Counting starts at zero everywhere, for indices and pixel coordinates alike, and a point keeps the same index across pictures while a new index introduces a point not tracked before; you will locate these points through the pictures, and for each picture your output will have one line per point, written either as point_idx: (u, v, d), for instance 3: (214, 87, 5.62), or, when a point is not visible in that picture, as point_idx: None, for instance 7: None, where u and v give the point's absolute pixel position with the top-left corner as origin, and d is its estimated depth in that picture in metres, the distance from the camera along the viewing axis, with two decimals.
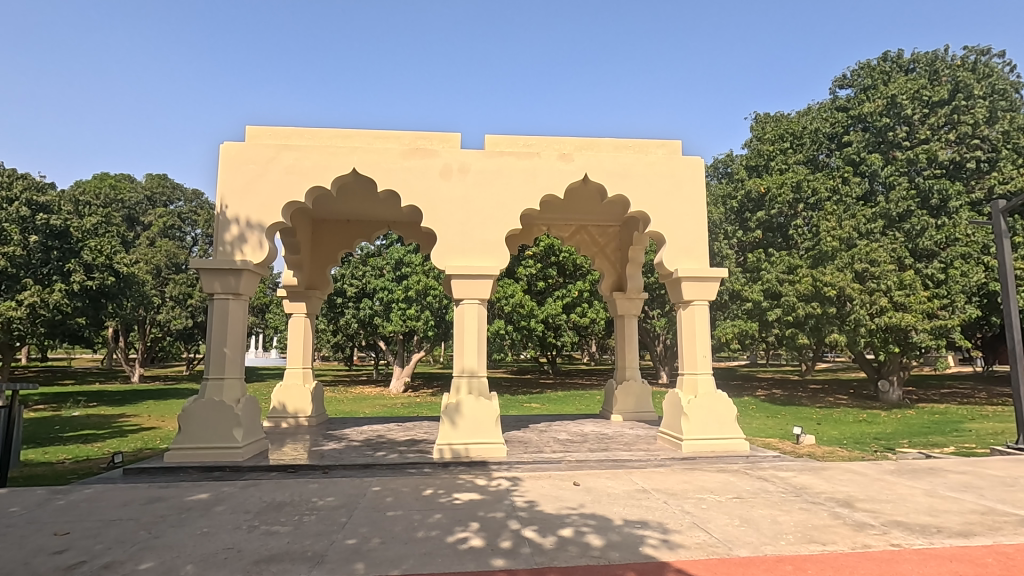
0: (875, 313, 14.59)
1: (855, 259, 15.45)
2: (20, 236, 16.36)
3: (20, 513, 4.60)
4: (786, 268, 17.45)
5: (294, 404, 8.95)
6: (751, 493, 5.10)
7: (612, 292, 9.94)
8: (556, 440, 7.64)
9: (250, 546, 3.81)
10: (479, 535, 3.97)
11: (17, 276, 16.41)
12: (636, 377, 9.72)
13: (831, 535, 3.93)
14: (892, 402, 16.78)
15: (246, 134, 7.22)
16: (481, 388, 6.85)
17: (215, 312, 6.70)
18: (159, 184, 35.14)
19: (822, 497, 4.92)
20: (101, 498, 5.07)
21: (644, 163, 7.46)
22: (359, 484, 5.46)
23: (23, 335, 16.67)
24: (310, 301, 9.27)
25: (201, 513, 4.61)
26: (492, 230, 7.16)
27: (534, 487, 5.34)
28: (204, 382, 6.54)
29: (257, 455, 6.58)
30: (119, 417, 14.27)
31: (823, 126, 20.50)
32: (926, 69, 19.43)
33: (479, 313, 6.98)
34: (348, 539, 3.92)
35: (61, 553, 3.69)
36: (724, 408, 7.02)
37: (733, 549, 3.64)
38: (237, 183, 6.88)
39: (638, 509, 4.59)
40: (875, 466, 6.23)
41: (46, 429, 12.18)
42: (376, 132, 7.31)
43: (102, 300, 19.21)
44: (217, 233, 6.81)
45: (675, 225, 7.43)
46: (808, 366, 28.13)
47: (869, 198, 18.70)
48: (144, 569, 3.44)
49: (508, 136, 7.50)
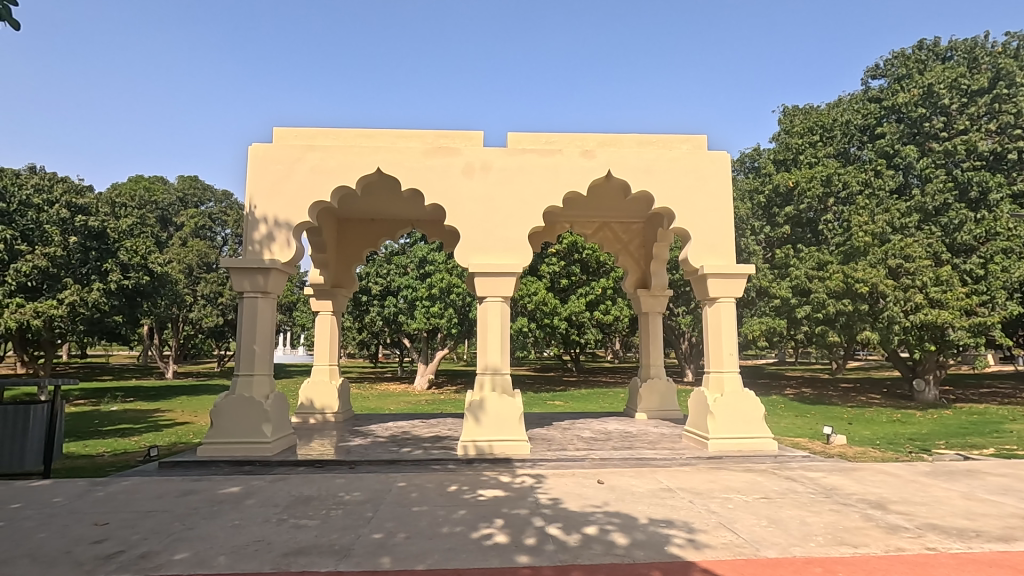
0: (910, 310, 14.07)
1: (889, 254, 14.99)
2: (60, 237, 17.09)
3: (62, 503, 4.79)
4: (817, 264, 17.14)
5: (321, 400, 9.10)
6: (778, 493, 5.01)
7: (636, 289, 9.83)
8: (580, 439, 7.59)
9: (278, 539, 3.91)
10: (504, 531, 3.99)
11: (59, 275, 17.06)
12: (661, 375, 9.62)
13: (863, 536, 3.85)
14: (928, 402, 16.27)
15: (273, 135, 7.36)
16: (505, 384, 6.89)
17: (245, 310, 6.85)
18: (191, 186, 35.83)
19: (853, 499, 4.81)
20: (137, 489, 5.28)
21: (668, 159, 7.37)
22: (384, 479, 5.54)
23: (65, 333, 17.01)
24: (336, 299, 9.39)
25: (232, 506, 4.73)
26: (514, 228, 7.16)
27: (558, 484, 5.34)
28: (235, 378, 6.68)
29: (286, 450, 6.74)
30: (155, 413, 14.73)
31: (854, 118, 19.87)
32: (964, 57, 18.66)
33: (502, 311, 6.98)
34: (375, 533, 3.98)
35: (100, 543, 3.83)
36: (752, 406, 6.90)
37: (761, 550, 3.60)
38: (264, 182, 7.01)
39: (663, 508, 4.56)
40: (910, 468, 6.07)
41: (88, 423, 12.70)
42: (399, 131, 7.35)
43: (138, 298, 19.77)
44: (246, 232, 6.97)
45: (701, 222, 7.32)
46: (839, 365, 27.48)
47: (903, 191, 18.06)
48: (179, 560, 3.54)
49: (531, 133, 7.48)
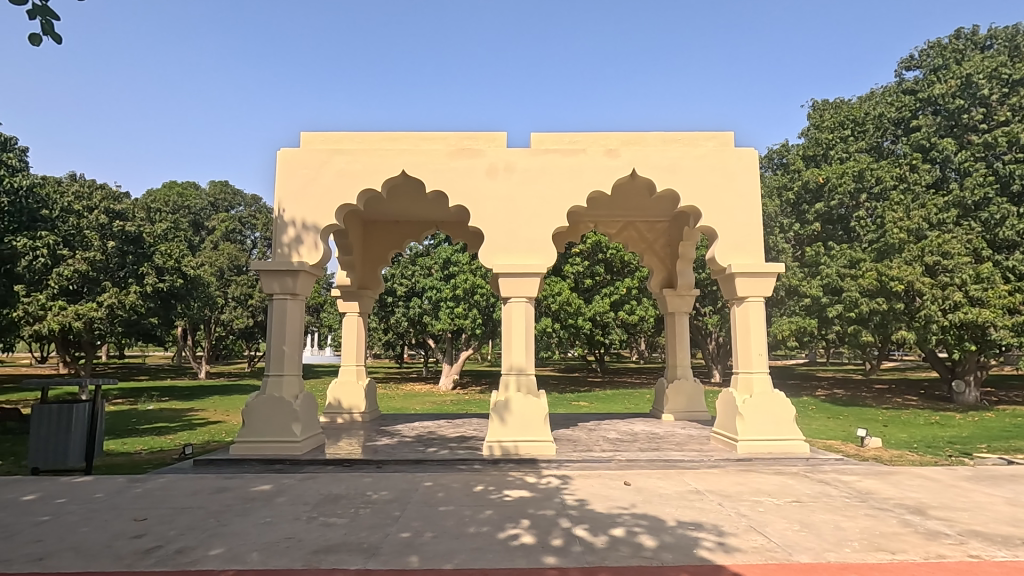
0: (949, 309, 13.55)
1: (926, 251, 14.48)
2: (99, 241, 17.75)
3: (103, 499, 4.97)
4: (849, 261, 16.73)
5: (349, 400, 9.23)
6: (811, 497, 4.90)
7: (662, 289, 9.74)
8: (606, 440, 7.54)
9: (308, 536, 3.98)
10: (530, 532, 3.98)
11: (98, 279, 17.73)
12: (688, 376, 9.49)
13: (900, 542, 3.73)
14: (968, 404, 15.71)
15: (300, 139, 7.50)
16: (530, 385, 6.88)
17: (275, 311, 7.00)
18: (222, 191, 36.75)
19: (890, 504, 4.66)
20: (173, 486, 5.44)
21: (693, 156, 7.27)
22: (411, 479, 5.59)
23: (104, 335, 17.58)
24: (362, 300, 9.52)
25: (264, 503, 4.84)
26: (537, 228, 7.15)
27: (584, 485, 5.32)
28: (266, 378, 6.84)
29: (315, 449, 6.86)
30: (189, 412, 15.15)
31: (887, 111, 19.29)
32: (1005, 45, 17.95)
33: (527, 311, 6.98)
34: (402, 532, 4.02)
35: (139, 537, 3.95)
36: (782, 408, 6.76)
37: (793, 555, 3.52)
38: (292, 186, 7.15)
39: (692, 510, 4.49)
40: (951, 472, 5.86)
41: (126, 421, 13.14)
42: (423, 134, 7.42)
43: (172, 301, 20.52)
44: (275, 235, 7.11)
45: (728, 220, 7.21)
46: (874, 365, 26.72)
47: (940, 185, 17.42)
48: (213, 555, 3.64)
49: (554, 133, 7.46)
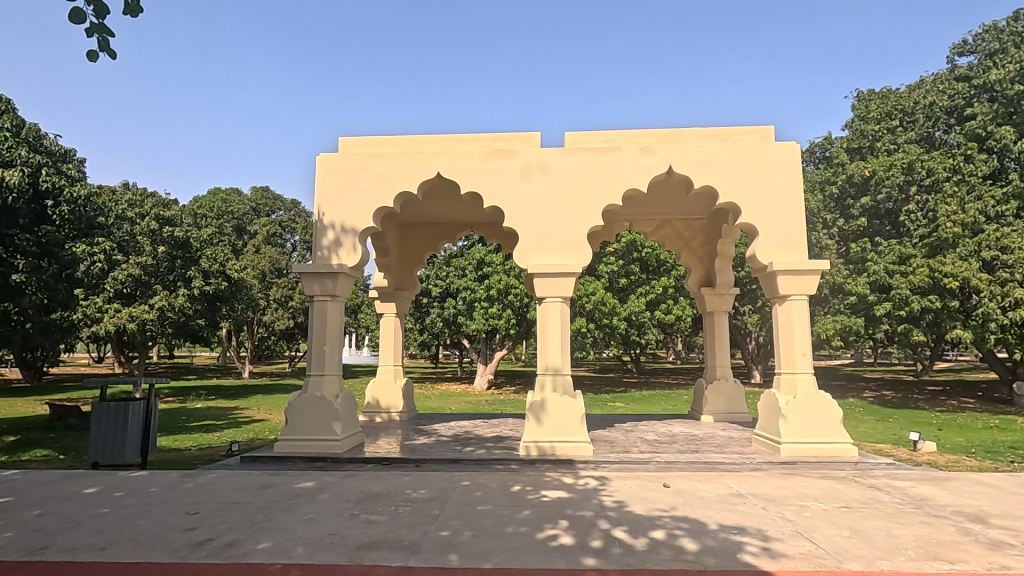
0: (1009, 307, 12.68)
1: (983, 245, 13.67)
2: (150, 247, 18.68)
3: (158, 493, 5.20)
4: (898, 257, 16.01)
5: (387, 399, 9.39)
6: (861, 503, 4.71)
7: (701, 288, 9.55)
8: (644, 441, 7.45)
9: (351, 533, 4.06)
10: (569, 533, 3.97)
11: (150, 283, 18.50)
12: (728, 376, 9.28)
13: (960, 552, 3.55)
14: None
15: (339, 144, 7.68)
16: (566, 385, 6.85)
17: (315, 312, 7.17)
18: (263, 196, 37.89)
19: (948, 511, 4.44)
20: (222, 482, 5.64)
21: (732, 151, 7.10)
22: (448, 478, 5.64)
23: (155, 335, 18.52)
24: (399, 301, 9.67)
25: (307, 500, 4.97)
26: (572, 228, 7.12)
27: (622, 487, 5.26)
28: (307, 378, 7.02)
29: (355, 448, 7.00)
30: (234, 410, 15.66)
31: (939, 99, 18.40)
32: None
33: (562, 311, 6.95)
34: (441, 531, 4.06)
35: (192, 530, 4.12)
36: (829, 410, 6.53)
37: (844, 562, 3.39)
38: (331, 190, 7.32)
39: (735, 514, 4.39)
40: (1013, 479, 5.54)
41: (176, 419, 13.70)
42: (457, 136, 7.50)
43: (218, 303, 20.94)
44: (316, 239, 7.30)
45: (768, 216, 7.01)
46: (926, 365, 25.56)
47: (999, 176, 16.43)
48: (262, 549, 3.76)
49: (588, 132, 7.42)
